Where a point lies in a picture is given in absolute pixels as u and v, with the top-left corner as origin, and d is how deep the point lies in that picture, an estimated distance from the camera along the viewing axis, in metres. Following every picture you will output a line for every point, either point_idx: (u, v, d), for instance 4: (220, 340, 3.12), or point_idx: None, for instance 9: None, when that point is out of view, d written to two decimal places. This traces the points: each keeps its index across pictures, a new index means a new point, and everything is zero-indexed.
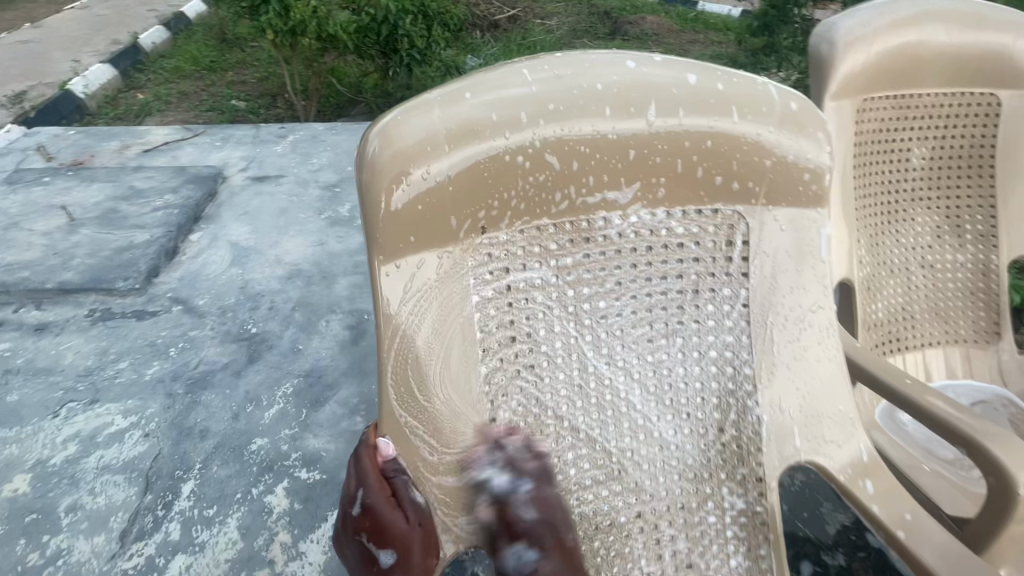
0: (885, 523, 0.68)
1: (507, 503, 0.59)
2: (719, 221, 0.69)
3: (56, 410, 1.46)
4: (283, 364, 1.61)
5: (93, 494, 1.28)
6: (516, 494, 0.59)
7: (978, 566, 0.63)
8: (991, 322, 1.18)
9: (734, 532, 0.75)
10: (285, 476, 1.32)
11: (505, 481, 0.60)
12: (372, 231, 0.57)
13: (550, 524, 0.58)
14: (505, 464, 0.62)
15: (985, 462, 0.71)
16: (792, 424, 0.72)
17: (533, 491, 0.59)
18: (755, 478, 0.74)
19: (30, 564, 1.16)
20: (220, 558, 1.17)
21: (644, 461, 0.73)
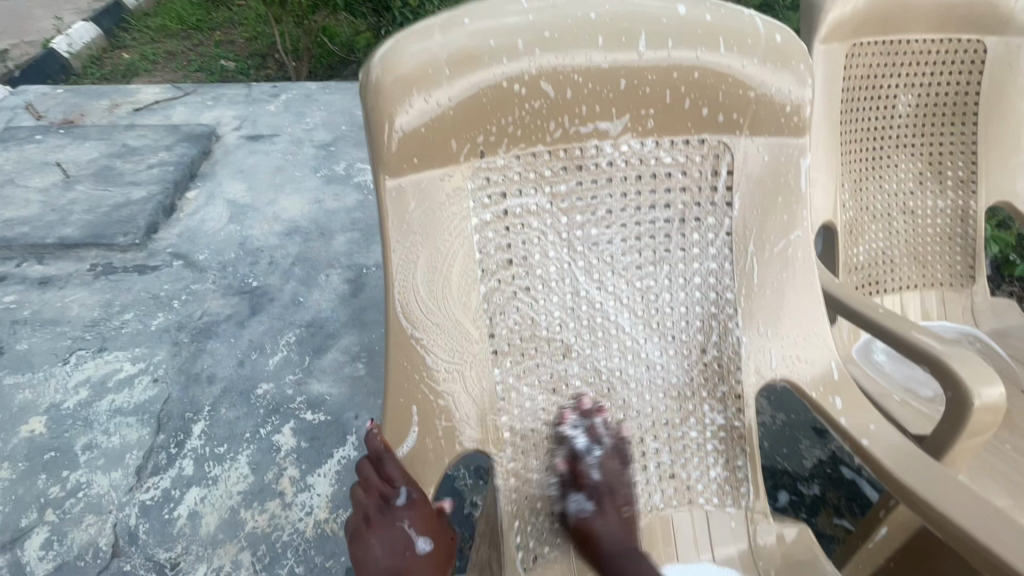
0: (850, 432, 0.75)
1: (583, 462, 0.70)
2: (704, 151, 0.73)
3: (65, 358, 1.51)
4: (285, 316, 1.66)
5: (107, 434, 1.33)
6: (591, 457, 0.70)
7: (929, 464, 0.70)
8: (966, 266, 1.23)
9: (714, 445, 0.81)
10: (291, 418, 1.38)
11: (585, 442, 0.71)
12: (378, 151, 0.61)
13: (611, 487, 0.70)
14: (591, 429, 0.72)
15: (946, 378, 0.77)
16: (768, 344, 0.78)
17: (604, 456, 0.71)
18: (734, 395, 0.80)
19: (52, 496, 1.22)
20: (232, 490, 1.24)
21: (632, 380, 0.79)
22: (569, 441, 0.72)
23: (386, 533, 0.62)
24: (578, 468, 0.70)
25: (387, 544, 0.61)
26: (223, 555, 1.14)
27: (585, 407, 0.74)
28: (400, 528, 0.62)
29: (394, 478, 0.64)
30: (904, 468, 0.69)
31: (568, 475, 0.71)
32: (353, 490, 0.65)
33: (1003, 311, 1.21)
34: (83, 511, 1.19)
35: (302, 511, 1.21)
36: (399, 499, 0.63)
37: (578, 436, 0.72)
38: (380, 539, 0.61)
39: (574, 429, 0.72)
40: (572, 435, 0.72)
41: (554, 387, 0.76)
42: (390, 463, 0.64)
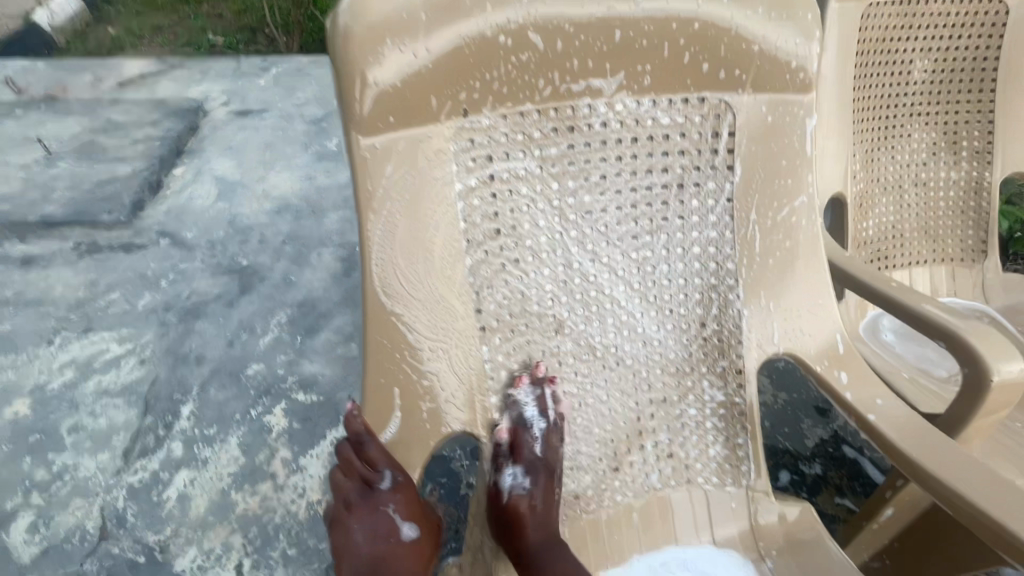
0: (855, 406, 0.71)
1: (524, 435, 0.69)
2: (706, 111, 0.68)
3: (50, 338, 1.47)
4: (275, 295, 1.62)
5: (94, 416, 1.31)
6: (534, 429, 0.69)
7: (938, 438, 0.66)
8: (979, 240, 1.18)
9: (714, 424, 0.78)
10: (282, 398, 1.35)
11: (534, 411, 0.68)
12: (349, 108, 0.56)
13: (547, 462, 0.70)
14: (541, 401, 0.69)
15: (961, 355, 0.72)
16: (771, 319, 0.74)
17: (546, 431, 0.70)
18: (735, 371, 0.76)
19: (38, 478, 1.19)
20: (222, 472, 1.21)
21: (628, 357, 0.75)
22: (517, 408, 0.68)
23: (368, 519, 0.61)
24: (518, 440, 0.69)
25: (368, 530, 0.60)
26: (213, 537, 1.11)
27: (537, 375, 0.70)
28: (382, 516, 0.60)
29: (376, 461, 0.61)
30: (914, 444, 0.66)
31: (506, 445, 0.69)
32: (335, 474, 0.62)
33: (1015, 286, 1.17)
34: (70, 494, 1.17)
35: (294, 493, 1.18)
36: (383, 485, 0.61)
37: (529, 405, 0.68)
38: (362, 524, 0.60)
39: (525, 397, 0.69)
40: (523, 403, 0.68)
41: (545, 364, 0.72)
42: (373, 449, 0.61)
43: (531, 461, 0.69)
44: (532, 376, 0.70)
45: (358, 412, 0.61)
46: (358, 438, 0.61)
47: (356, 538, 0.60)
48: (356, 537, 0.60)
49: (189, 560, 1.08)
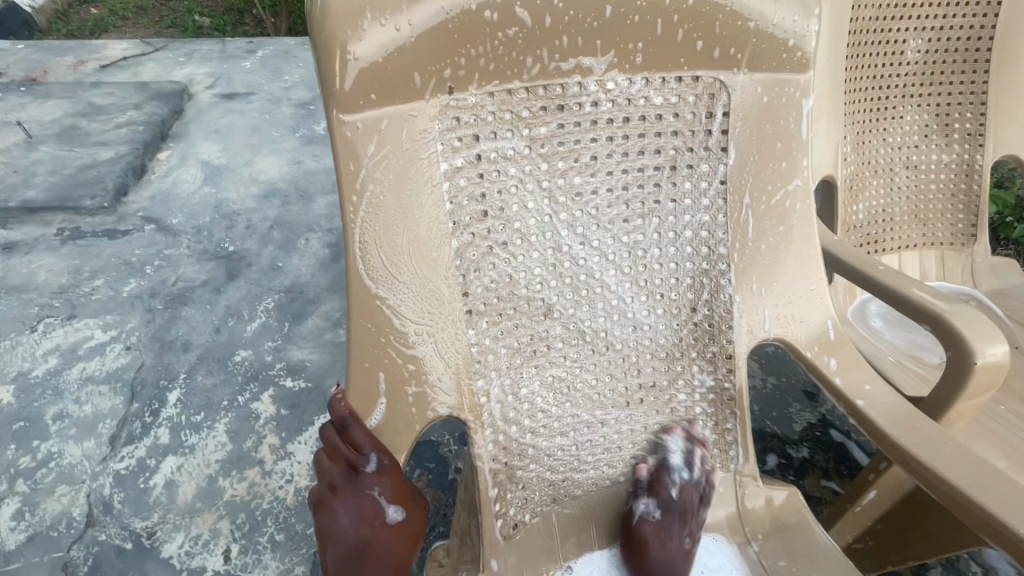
0: (844, 393, 0.71)
1: (668, 475, 0.73)
2: (698, 90, 0.67)
3: (33, 326, 1.45)
4: (263, 281, 1.60)
5: (78, 403, 1.29)
6: (675, 472, 0.73)
7: (925, 424, 0.66)
8: (968, 224, 1.18)
9: (702, 408, 0.78)
10: (270, 385, 1.34)
11: (680, 459, 0.74)
12: (331, 84, 0.54)
13: (683, 508, 0.71)
14: (689, 454, 0.74)
15: (948, 338, 0.73)
16: (761, 303, 0.74)
17: (689, 479, 0.73)
18: (725, 355, 0.76)
19: (23, 466, 1.18)
20: (210, 459, 1.20)
21: (618, 342, 0.74)
22: (665, 451, 0.75)
23: (351, 502, 0.58)
24: (661, 477, 0.73)
25: (352, 514, 0.58)
26: (201, 524, 1.11)
27: (691, 432, 0.76)
28: (366, 499, 0.58)
29: (360, 444, 0.59)
30: (902, 431, 0.66)
31: (647, 481, 0.74)
32: (317, 458, 0.61)
33: (1002, 271, 1.17)
34: (55, 481, 1.16)
35: (282, 480, 1.17)
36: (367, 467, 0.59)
37: (676, 453, 0.74)
38: (345, 508, 0.58)
39: (674, 443, 0.75)
40: (670, 449, 0.75)
41: (534, 348, 0.71)
42: (357, 430, 0.59)
43: (666, 498, 0.71)
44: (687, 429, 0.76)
45: (345, 394, 0.61)
46: (342, 418, 0.59)
47: (340, 521, 0.58)
48: (341, 520, 0.58)
49: (176, 547, 1.07)
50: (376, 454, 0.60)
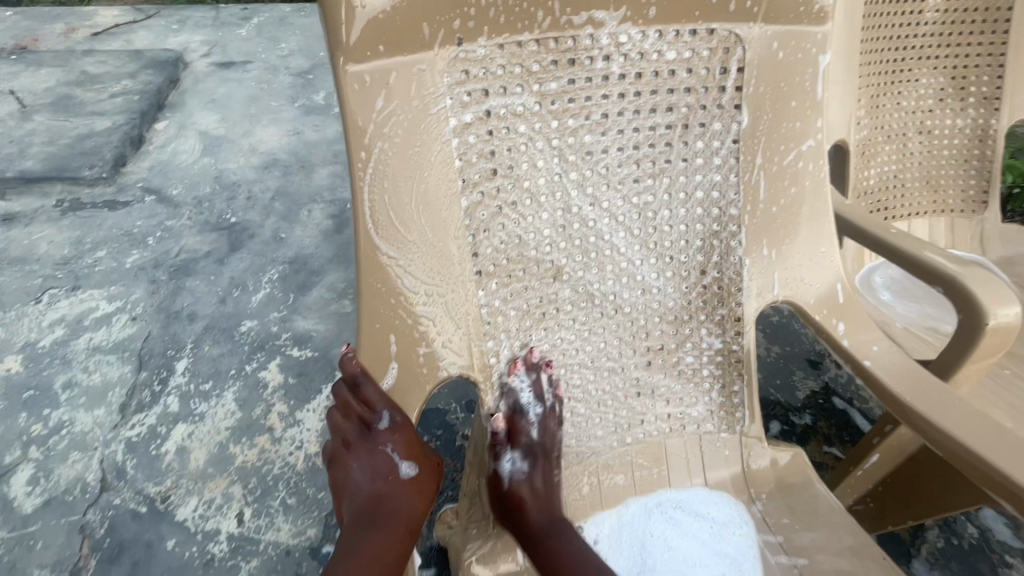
0: (852, 354, 0.71)
1: (522, 418, 0.70)
2: (714, 44, 0.65)
3: (37, 296, 1.45)
4: (266, 252, 1.59)
5: (87, 372, 1.30)
6: (529, 413, 0.70)
7: (933, 386, 0.66)
8: (981, 190, 1.16)
9: (710, 370, 0.78)
10: (277, 354, 1.35)
11: (528, 397, 0.70)
12: (338, 34, 0.53)
13: (545, 446, 0.69)
14: (537, 387, 0.70)
15: (959, 300, 0.72)
16: (771, 266, 0.73)
17: (543, 418, 0.70)
18: (734, 318, 0.76)
19: (35, 434, 1.19)
20: (220, 425, 1.22)
21: (627, 305, 0.74)
22: (513, 394, 0.70)
23: (365, 458, 0.61)
24: (516, 424, 0.70)
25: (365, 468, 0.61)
26: (214, 488, 1.13)
27: (533, 360, 0.71)
28: (379, 455, 0.61)
29: (373, 402, 0.60)
30: (912, 394, 0.66)
31: (504, 434, 0.70)
32: (334, 415, 0.63)
33: (1012, 237, 1.17)
34: (68, 448, 1.17)
35: (291, 446, 1.19)
36: (380, 424, 0.60)
37: (524, 390, 0.70)
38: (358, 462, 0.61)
39: (518, 381, 0.70)
40: (518, 388, 0.70)
41: (544, 311, 0.71)
42: (369, 389, 0.60)
43: (531, 443, 0.69)
44: (527, 361, 0.70)
45: (355, 356, 0.61)
46: (353, 378, 0.60)
47: (352, 475, 0.61)
48: (353, 474, 0.61)
49: (190, 510, 1.09)
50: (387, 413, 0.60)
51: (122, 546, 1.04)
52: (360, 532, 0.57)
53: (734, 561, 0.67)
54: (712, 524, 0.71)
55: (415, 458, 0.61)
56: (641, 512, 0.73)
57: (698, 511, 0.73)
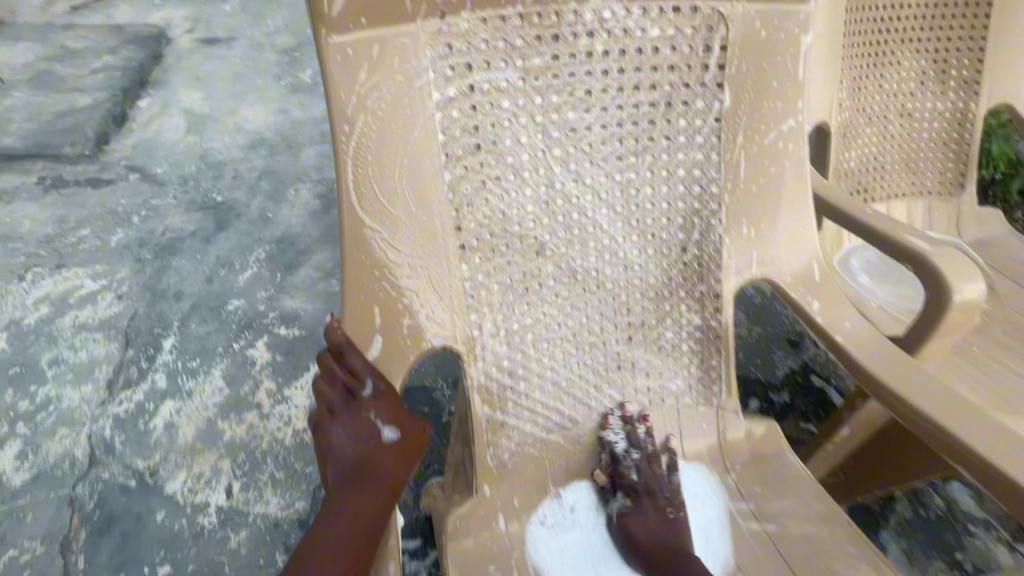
0: (824, 329, 0.74)
1: (621, 463, 0.74)
2: (696, 22, 0.66)
3: (21, 275, 1.43)
4: (253, 232, 1.58)
5: (73, 350, 1.30)
6: (629, 459, 0.74)
7: (900, 360, 0.69)
8: (958, 173, 1.19)
9: (690, 346, 0.80)
10: (265, 333, 1.36)
11: (624, 445, 0.75)
12: (321, 4, 0.53)
13: (650, 486, 0.73)
14: (631, 435, 0.76)
15: (928, 278, 0.75)
16: (749, 244, 0.75)
17: (642, 461, 0.74)
18: (713, 295, 0.77)
19: (22, 410, 1.20)
20: (208, 402, 1.23)
21: (609, 281, 0.76)
22: (609, 445, 0.76)
23: (349, 425, 0.62)
24: (617, 469, 0.74)
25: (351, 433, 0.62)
26: (203, 463, 1.14)
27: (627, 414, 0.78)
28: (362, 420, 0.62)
29: (359, 370, 0.62)
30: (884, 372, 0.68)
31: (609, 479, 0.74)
32: (318, 383, 0.64)
33: (986, 220, 1.20)
34: (56, 424, 1.18)
35: (279, 422, 1.20)
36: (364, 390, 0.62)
37: (619, 441, 0.76)
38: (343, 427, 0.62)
39: (613, 432, 0.76)
40: (613, 440, 0.76)
41: (526, 286, 0.72)
42: (352, 356, 0.61)
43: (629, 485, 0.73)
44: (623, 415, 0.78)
45: (339, 329, 0.62)
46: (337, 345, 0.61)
47: (336, 441, 0.62)
48: (336, 440, 0.62)
49: (179, 484, 1.11)
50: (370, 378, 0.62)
51: (111, 519, 1.06)
52: (348, 495, 0.59)
53: (703, 526, 0.72)
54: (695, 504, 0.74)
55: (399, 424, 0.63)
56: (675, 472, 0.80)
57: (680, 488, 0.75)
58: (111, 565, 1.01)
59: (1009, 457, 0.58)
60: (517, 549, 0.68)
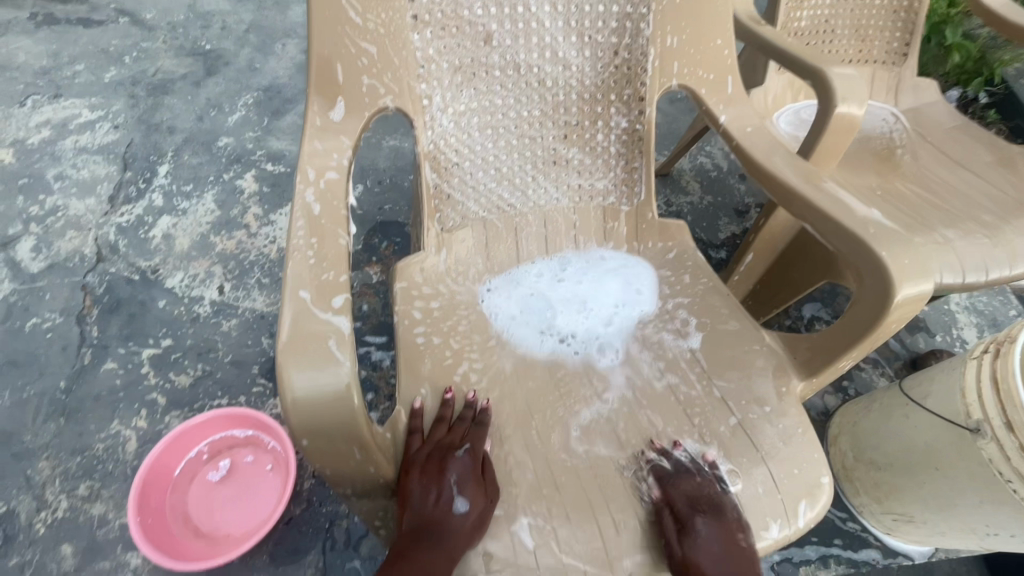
0: (728, 129, 0.85)
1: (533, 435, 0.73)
2: None
3: (21, 101, 1.51)
4: (242, 79, 1.65)
5: (76, 168, 1.41)
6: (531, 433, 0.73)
7: (785, 151, 0.82)
8: (902, 44, 1.28)
9: (617, 148, 0.92)
10: (252, 167, 1.47)
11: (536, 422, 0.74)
12: None
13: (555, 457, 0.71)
14: (504, 294, 0.87)
15: (824, 95, 0.88)
16: (673, 53, 0.85)
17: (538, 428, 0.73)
18: (637, 98, 0.89)
19: (33, 213, 1.33)
20: (202, 219, 1.37)
21: (549, 79, 0.87)
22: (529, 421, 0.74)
23: (429, 480, 0.64)
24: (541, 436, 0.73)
25: (432, 491, 0.64)
26: (198, 266, 1.29)
27: (494, 285, 0.88)
28: (445, 482, 0.64)
29: (472, 438, 0.69)
30: (771, 158, 0.81)
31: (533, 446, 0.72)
32: (431, 431, 0.70)
33: (922, 90, 1.31)
34: (64, 227, 1.31)
35: (266, 240, 1.35)
36: (457, 452, 0.67)
37: (500, 293, 0.87)
38: (423, 483, 0.64)
39: (488, 292, 0.87)
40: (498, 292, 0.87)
41: (474, 72, 0.83)
42: (474, 432, 0.70)
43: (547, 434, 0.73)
44: (496, 289, 0.88)
45: (310, 87, 0.72)
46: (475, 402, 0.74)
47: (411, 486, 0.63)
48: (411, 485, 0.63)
49: (178, 281, 1.27)
50: (471, 442, 0.68)
51: (120, 302, 1.22)
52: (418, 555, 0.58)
53: (544, 313, 0.85)
54: (526, 317, 0.85)
55: (471, 496, 0.63)
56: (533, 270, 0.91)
57: (526, 273, 0.90)
58: (121, 335, 1.18)
59: (843, 210, 0.72)
60: (465, 294, 0.86)
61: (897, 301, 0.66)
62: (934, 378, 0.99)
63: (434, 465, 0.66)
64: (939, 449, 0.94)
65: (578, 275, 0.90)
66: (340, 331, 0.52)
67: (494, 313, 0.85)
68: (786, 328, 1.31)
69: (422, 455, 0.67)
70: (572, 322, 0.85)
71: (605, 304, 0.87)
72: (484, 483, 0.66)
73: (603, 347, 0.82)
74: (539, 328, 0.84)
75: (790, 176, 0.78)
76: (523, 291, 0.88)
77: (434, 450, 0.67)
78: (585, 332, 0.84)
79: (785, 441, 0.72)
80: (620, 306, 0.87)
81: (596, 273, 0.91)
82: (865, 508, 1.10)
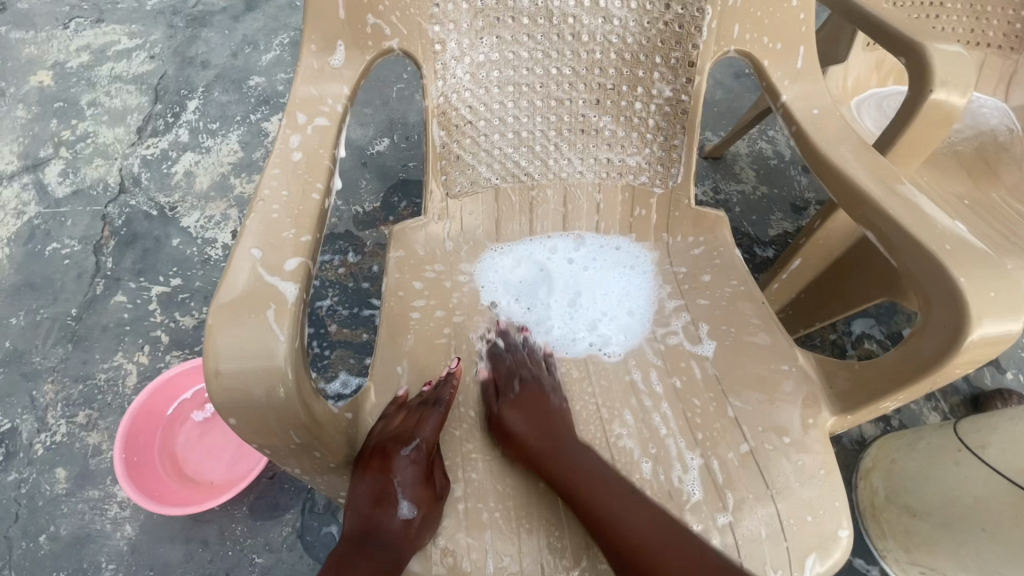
0: (791, 112, 0.72)
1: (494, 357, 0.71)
2: None
3: (65, 23, 1.51)
4: (280, 17, 1.59)
5: (109, 96, 1.40)
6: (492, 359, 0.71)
7: (855, 142, 0.68)
8: None
9: (656, 121, 0.81)
10: (279, 111, 1.42)
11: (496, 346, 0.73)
12: None
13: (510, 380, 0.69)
14: (506, 265, 0.80)
15: (918, 75, 0.73)
16: (734, 13, 0.72)
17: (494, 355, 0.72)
18: (687, 63, 0.76)
19: (65, 138, 1.33)
20: (224, 160, 1.33)
21: (586, 32, 0.76)
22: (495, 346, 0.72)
23: (377, 479, 0.59)
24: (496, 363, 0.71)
25: (378, 491, 0.59)
26: (214, 208, 1.27)
27: (501, 254, 0.81)
28: (391, 481, 0.59)
29: (426, 431, 0.62)
30: (838, 149, 0.67)
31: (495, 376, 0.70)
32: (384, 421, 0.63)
33: None
34: (92, 154, 1.31)
35: None
36: (405, 449, 0.60)
37: (505, 266, 0.80)
38: (371, 482, 0.59)
39: (491, 259, 0.80)
40: (503, 264, 0.80)
41: (498, 18, 0.74)
42: (428, 422, 0.63)
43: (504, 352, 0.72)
44: (502, 257, 0.80)
45: (310, 22, 0.65)
46: (430, 387, 0.66)
47: (357, 487, 0.59)
48: (358, 485, 0.59)
49: (193, 221, 1.25)
50: (421, 437, 0.61)
51: (135, 236, 1.22)
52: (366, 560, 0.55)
53: (540, 291, 0.78)
54: (521, 293, 0.77)
55: (417, 498, 0.58)
56: (536, 247, 0.82)
57: (533, 246, 0.82)
58: (134, 269, 1.18)
59: (918, 221, 0.59)
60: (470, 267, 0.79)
61: (969, 340, 0.54)
62: (994, 426, 0.86)
63: (376, 462, 0.60)
64: (989, 509, 0.82)
65: (588, 262, 0.81)
66: (282, 301, 0.47)
67: (491, 285, 0.78)
68: (829, 342, 1.16)
69: (370, 451, 0.60)
70: (570, 312, 0.77)
71: (613, 294, 0.78)
72: (433, 480, 0.60)
73: (602, 342, 0.74)
74: (530, 311, 0.77)
75: (858, 173, 0.65)
76: (528, 266, 0.80)
77: (384, 444, 0.61)
78: (579, 325, 0.76)
79: (802, 480, 0.62)
80: (629, 300, 0.77)
81: (608, 263, 0.81)
82: (890, 555, 0.96)
